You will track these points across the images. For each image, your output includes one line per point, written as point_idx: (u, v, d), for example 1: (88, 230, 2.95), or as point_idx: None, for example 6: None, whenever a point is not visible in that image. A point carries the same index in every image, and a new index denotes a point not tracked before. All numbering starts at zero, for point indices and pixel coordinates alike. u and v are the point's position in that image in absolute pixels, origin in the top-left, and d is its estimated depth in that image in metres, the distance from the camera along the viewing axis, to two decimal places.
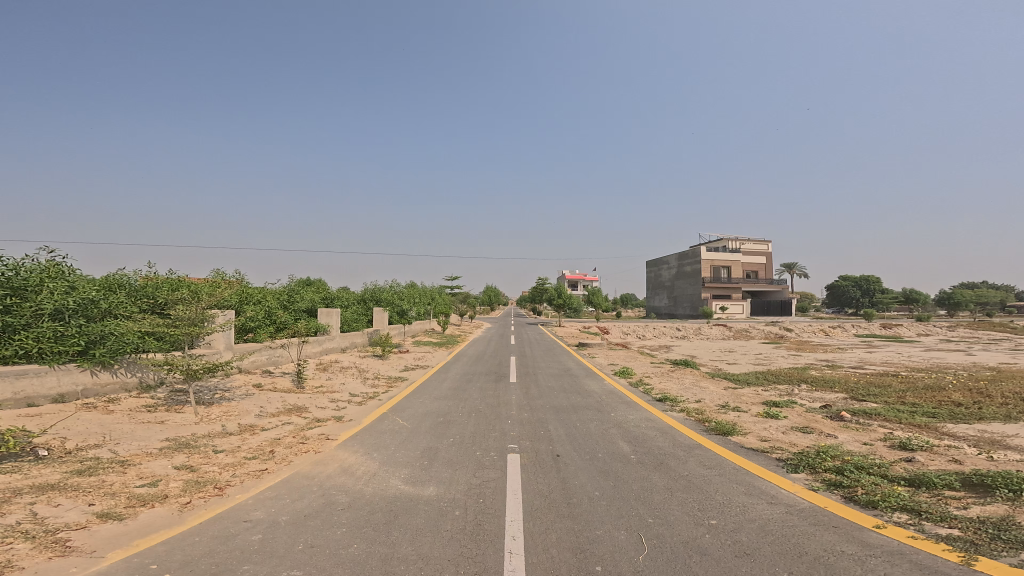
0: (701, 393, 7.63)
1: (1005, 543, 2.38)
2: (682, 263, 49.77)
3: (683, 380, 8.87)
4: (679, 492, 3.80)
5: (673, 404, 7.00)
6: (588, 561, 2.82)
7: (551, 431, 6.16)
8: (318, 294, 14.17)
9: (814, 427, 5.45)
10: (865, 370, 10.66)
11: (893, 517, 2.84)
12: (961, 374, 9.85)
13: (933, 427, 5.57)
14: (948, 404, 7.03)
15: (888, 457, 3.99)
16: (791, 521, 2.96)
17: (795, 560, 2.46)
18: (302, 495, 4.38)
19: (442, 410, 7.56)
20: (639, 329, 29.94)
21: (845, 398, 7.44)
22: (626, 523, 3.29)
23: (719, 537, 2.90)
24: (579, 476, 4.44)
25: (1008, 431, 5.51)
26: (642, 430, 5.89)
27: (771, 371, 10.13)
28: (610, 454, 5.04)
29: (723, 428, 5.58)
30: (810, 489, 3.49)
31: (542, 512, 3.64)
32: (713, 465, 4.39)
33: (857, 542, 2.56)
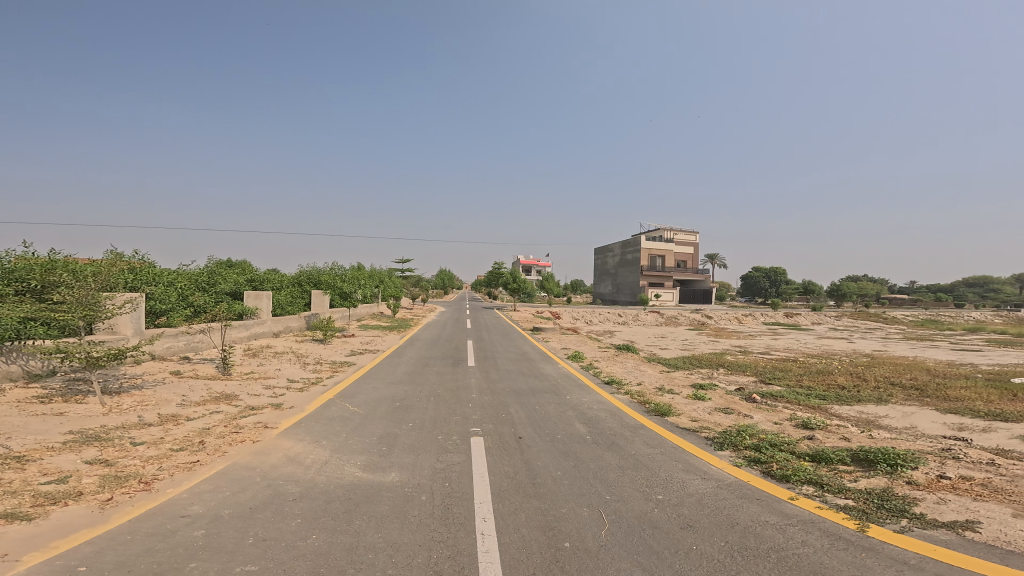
0: (641, 377, 8.31)
1: (887, 512, 3.05)
2: (623, 251, 52.50)
3: (625, 363, 9.60)
4: (630, 470, 4.27)
5: (619, 387, 7.61)
6: (557, 538, 3.14)
7: (511, 414, 6.47)
8: (244, 276, 13.12)
9: (734, 408, 6.27)
10: (771, 355, 12.29)
11: (803, 489, 3.47)
12: (846, 360, 11.73)
13: (825, 409, 6.64)
14: (835, 387, 8.41)
15: (795, 435, 4.75)
16: (722, 495, 3.51)
17: (730, 530, 2.98)
18: (244, 487, 4.19)
19: (394, 395, 7.55)
20: (579, 314, 31.26)
21: (758, 382, 8.51)
22: (587, 501, 3.67)
23: (666, 511, 3.36)
24: (540, 458, 4.77)
25: (879, 412, 6.75)
26: (593, 412, 6.37)
27: (697, 357, 11.24)
28: (567, 435, 5.45)
29: (662, 409, 6.23)
30: (735, 464, 4.10)
31: (510, 494, 3.92)
32: (655, 444, 4.94)
33: (777, 513, 3.14)
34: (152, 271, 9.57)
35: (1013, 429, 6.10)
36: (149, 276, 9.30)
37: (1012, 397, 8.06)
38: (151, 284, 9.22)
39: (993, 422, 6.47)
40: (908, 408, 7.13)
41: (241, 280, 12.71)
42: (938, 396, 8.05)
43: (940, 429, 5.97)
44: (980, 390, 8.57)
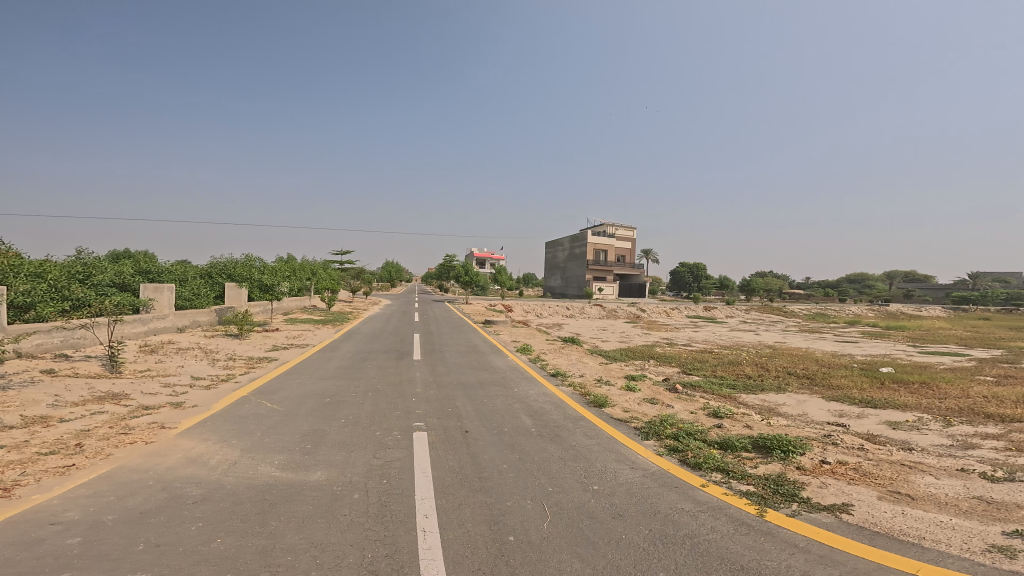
0: (582, 368, 8.68)
1: (780, 497, 3.61)
2: (571, 245, 54.07)
3: (570, 355, 9.96)
4: (571, 460, 4.61)
5: (564, 378, 7.89)
6: (502, 532, 3.26)
7: (459, 407, 6.47)
8: (137, 267, 11.67)
9: (659, 398, 6.82)
10: (692, 346, 13.40)
11: (712, 476, 4.05)
12: (753, 351, 13.15)
13: (734, 398, 7.44)
14: (744, 376, 9.42)
15: (706, 423, 5.51)
16: (647, 483, 3.98)
17: (653, 518, 3.39)
18: (133, 491, 3.76)
19: (323, 391, 7.22)
20: (525, 307, 31.72)
21: (681, 372, 9.24)
22: (531, 493, 3.88)
23: (601, 501, 3.70)
24: (487, 451, 4.86)
25: (777, 400, 7.69)
26: (539, 403, 6.58)
27: (631, 349, 11.92)
28: (514, 428, 5.57)
29: (599, 400, 6.58)
30: (658, 454, 4.66)
31: (455, 488, 3.96)
32: (593, 435, 5.30)
33: (690, 500, 3.63)
34: (12, 261, 8.19)
35: (879, 414, 7.22)
36: (5, 266, 7.95)
37: (879, 385, 9.52)
38: (9, 278, 7.88)
39: (865, 408, 7.59)
40: (801, 395, 8.17)
41: (133, 272, 11.27)
42: (824, 384, 9.28)
43: (825, 417, 6.89)
44: (856, 379, 10.00)
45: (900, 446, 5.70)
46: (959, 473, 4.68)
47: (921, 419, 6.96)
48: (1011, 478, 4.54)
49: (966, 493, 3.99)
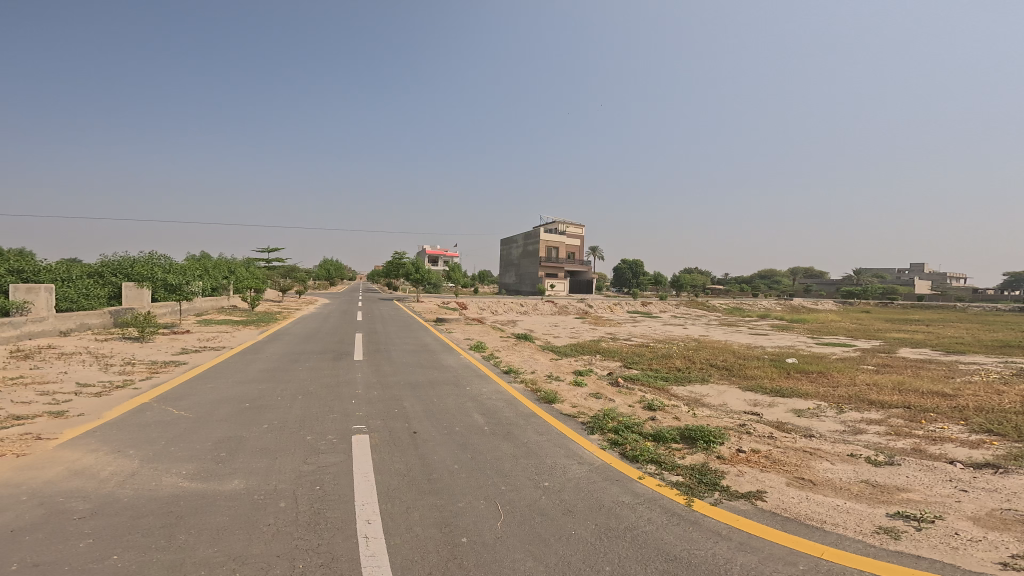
0: (533, 365, 8.82)
1: (704, 485, 4.07)
2: (525, 242, 54.43)
3: (524, 352, 10.08)
4: (522, 458, 4.72)
5: (517, 375, 8.00)
6: (454, 534, 3.29)
7: (406, 407, 6.33)
8: (5, 266, 10.06)
9: (603, 393, 7.18)
10: (630, 340, 14.16)
11: (647, 468, 4.47)
12: (682, 344, 14.19)
13: (667, 390, 8.17)
14: (674, 369, 10.18)
15: (642, 415, 6.07)
16: (593, 478, 4.26)
17: (599, 511, 3.66)
18: (4, 509, 3.31)
19: (243, 395, 6.73)
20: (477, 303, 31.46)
21: (622, 366, 9.75)
22: (484, 493, 3.94)
23: (551, 498, 3.88)
24: (437, 451, 4.83)
25: (702, 392, 8.41)
26: (492, 401, 6.62)
27: (581, 344, 12.35)
28: (466, 427, 5.56)
29: (550, 396, 6.78)
30: (601, 448, 4.98)
31: (402, 492, 3.91)
32: (544, 432, 5.46)
33: (630, 492, 3.97)
34: None
35: (784, 402, 8.17)
36: None
37: (786, 374, 10.71)
38: None
39: (775, 397, 8.49)
40: (721, 386, 9.02)
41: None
42: (740, 374, 10.28)
43: (743, 409, 7.59)
44: (767, 369, 11.14)
45: (803, 433, 6.44)
46: (849, 458, 5.39)
47: (820, 406, 7.93)
48: (890, 461, 5.31)
49: (857, 478, 4.62)
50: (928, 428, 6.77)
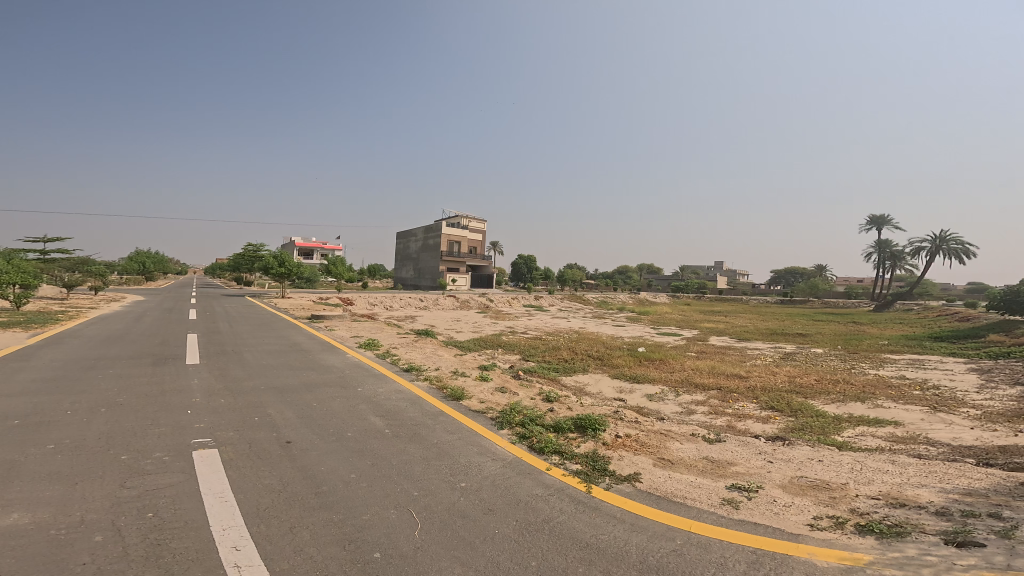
0: (437, 362, 8.45)
1: (599, 473, 4.49)
2: (426, 236, 52.30)
3: (426, 349, 9.64)
4: (434, 459, 4.51)
5: (419, 373, 7.59)
6: (364, 550, 3.01)
7: (272, 415, 5.51)
8: None
9: (509, 386, 7.29)
10: (522, 333, 14.68)
11: (553, 459, 4.75)
12: (566, 336, 15.23)
13: (559, 381, 8.88)
14: (562, 360, 10.88)
15: (542, 407, 6.49)
16: (508, 474, 4.33)
17: (517, 506, 3.75)
18: None
19: (17, 411, 5.12)
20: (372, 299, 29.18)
21: (521, 359, 10.12)
22: (393, 501, 3.68)
23: (470, 499, 3.81)
24: (325, 460, 4.34)
25: (584, 385, 9.17)
26: (391, 402, 6.17)
27: (484, 338, 12.41)
28: (361, 431, 5.10)
29: (457, 393, 6.60)
30: (512, 442, 5.10)
31: (282, 510, 3.42)
32: (454, 430, 5.29)
33: (542, 484, 4.16)
34: None
35: (641, 389, 9.47)
36: None
37: (640, 362, 12.29)
38: None
39: (634, 384, 9.73)
40: (597, 377, 10.00)
41: None
42: (608, 363, 11.49)
43: (613, 398, 8.47)
44: (626, 357, 12.66)
45: (655, 416, 7.59)
46: (691, 437, 6.40)
47: (664, 391, 9.36)
48: (717, 438, 6.44)
49: (699, 454, 5.52)
50: (734, 406, 8.39)
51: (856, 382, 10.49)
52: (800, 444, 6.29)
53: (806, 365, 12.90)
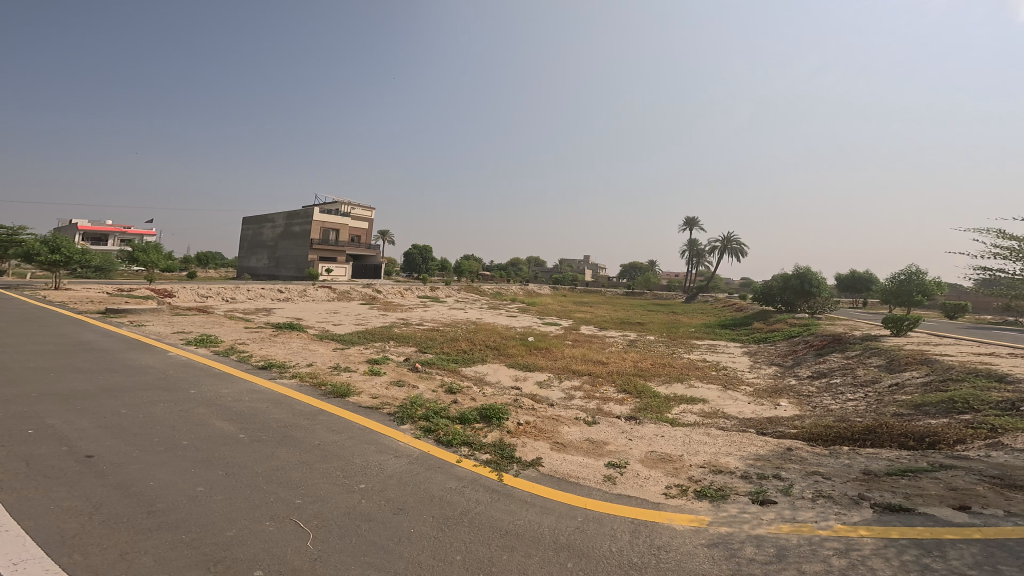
0: (311, 357, 7.43)
1: (509, 461, 4.40)
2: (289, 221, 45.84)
3: (289, 345, 8.25)
4: (317, 463, 3.92)
5: (283, 369, 6.45)
6: (240, 567, 2.49)
7: (55, 426, 4.11)
8: None
9: (405, 380, 6.83)
10: (417, 324, 14.00)
11: (462, 451, 4.52)
12: (463, 327, 14.96)
13: (459, 372, 8.67)
14: (461, 351, 10.67)
15: (445, 400, 6.19)
16: (416, 470, 3.98)
17: (432, 503, 3.44)
18: None
19: None
20: (206, 290, 23.68)
21: (418, 351, 9.61)
22: (269, 512, 3.11)
23: (374, 500, 3.40)
24: (158, 473, 3.47)
25: (485, 375, 9.10)
26: (245, 405, 4.99)
27: (370, 330, 11.49)
28: (203, 436, 4.15)
29: (340, 389, 5.80)
30: (416, 437, 4.72)
31: (101, 534, 2.68)
32: (341, 429, 4.69)
33: (455, 477, 3.92)
34: None
35: (532, 376, 9.77)
36: None
37: (532, 351, 12.66)
38: None
39: (526, 372, 10.03)
40: (496, 366, 10.07)
41: None
42: (506, 353, 11.59)
43: (511, 387, 8.55)
44: (520, 347, 12.92)
45: (546, 402, 7.85)
46: (575, 420, 6.75)
47: (551, 377, 9.85)
48: (593, 420, 6.89)
49: (583, 436, 5.79)
50: (601, 391, 9.05)
51: (677, 364, 12.02)
52: (646, 422, 7.02)
53: (642, 349, 14.59)
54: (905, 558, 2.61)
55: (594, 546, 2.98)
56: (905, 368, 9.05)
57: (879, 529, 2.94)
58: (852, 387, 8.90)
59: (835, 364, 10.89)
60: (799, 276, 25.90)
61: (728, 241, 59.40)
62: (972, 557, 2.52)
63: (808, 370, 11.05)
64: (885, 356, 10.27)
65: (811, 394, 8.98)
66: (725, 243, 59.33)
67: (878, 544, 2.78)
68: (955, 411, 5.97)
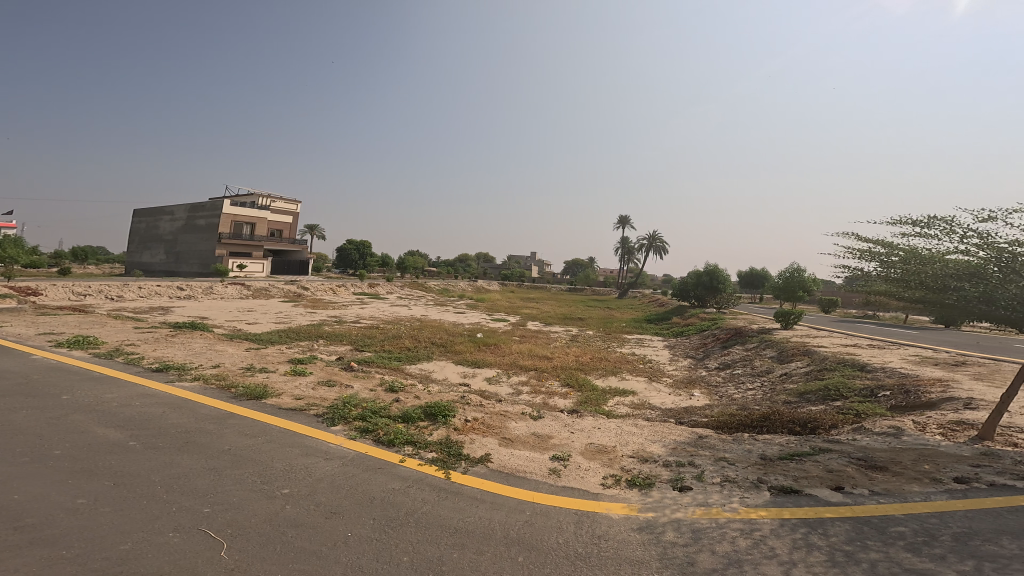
0: (216, 358, 6.96)
1: (455, 458, 4.31)
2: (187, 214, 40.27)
3: (190, 345, 7.70)
4: (227, 469, 3.58)
5: (181, 372, 5.97)
6: None
7: None
8: None
9: (335, 379, 6.55)
10: (358, 323, 13.49)
11: (405, 451, 4.37)
12: (408, 324, 14.58)
13: (402, 370, 8.46)
14: (404, 348, 10.43)
15: (386, 399, 5.99)
16: (351, 472, 3.76)
17: (370, 505, 3.27)
18: None
19: None
20: (85, 284, 20.35)
21: (355, 350, 9.27)
22: (174, 522, 2.83)
23: (299, 505, 3.18)
24: (31, 487, 3.08)
25: (431, 372, 8.96)
26: (134, 410, 4.59)
27: (294, 329, 10.89)
28: (82, 446, 3.71)
29: (255, 390, 5.48)
30: (351, 438, 4.47)
31: None
32: (256, 433, 4.34)
33: (398, 478, 3.76)
34: None
35: (483, 373, 9.72)
36: None
37: (480, 348, 12.59)
38: None
39: (475, 369, 9.96)
40: (444, 363, 9.95)
41: None
42: (454, 350, 11.47)
43: (460, 384, 8.47)
44: (468, 344, 12.81)
45: (495, 399, 7.80)
46: (523, 416, 6.74)
47: (501, 373, 9.84)
48: (539, 415, 6.93)
49: (530, 431, 5.80)
50: (549, 386, 9.13)
51: (614, 358, 12.37)
52: (587, 415, 7.15)
53: (583, 344, 14.87)
54: (796, 534, 2.75)
55: (543, 539, 2.95)
56: (791, 359, 9.83)
57: (775, 509, 3.07)
58: (750, 377, 9.55)
59: (737, 356, 11.65)
60: (709, 274, 27.02)
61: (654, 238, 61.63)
62: (846, 534, 2.66)
63: (716, 362, 11.72)
64: (776, 347, 11.10)
65: (720, 383, 9.51)
66: (652, 242, 62.10)
67: (774, 523, 2.90)
68: (829, 398, 6.57)
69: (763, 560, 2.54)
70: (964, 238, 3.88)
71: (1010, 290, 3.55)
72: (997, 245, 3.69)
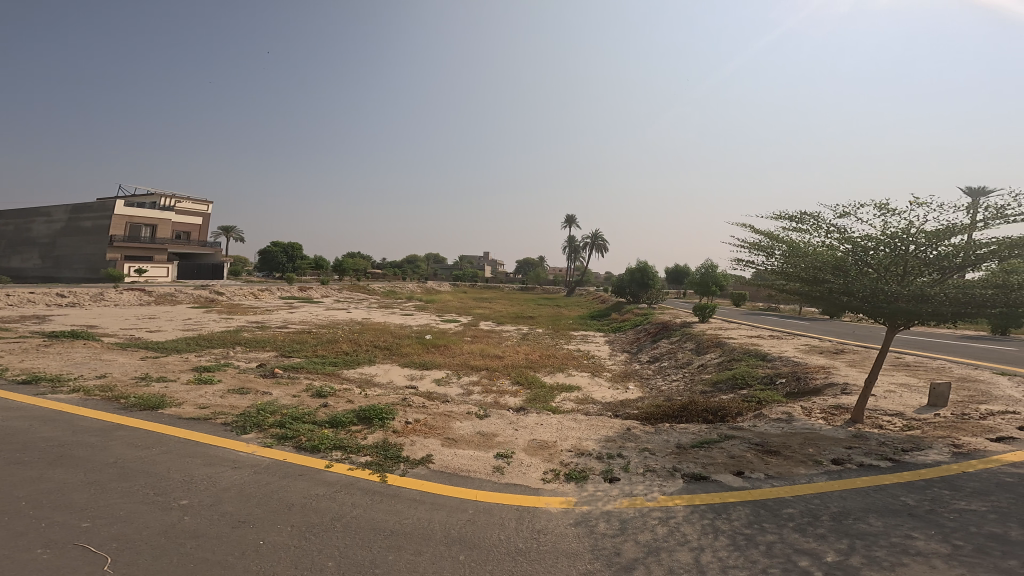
0: (104, 368, 6.35)
1: (391, 460, 4.15)
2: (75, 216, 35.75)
3: (70, 356, 6.96)
4: (113, 482, 3.24)
5: (57, 384, 5.37)
6: None
7: None
8: None
9: (249, 386, 6.15)
10: (288, 329, 12.77)
11: (334, 456, 4.15)
12: (347, 328, 14.03)
13: (337, 374, 8.13)
14: (342, 353, 10.02)
15: (313, 405, 5.69)
16: (264, 479, 3.51)
17: (288, 512, 3.06)
18: None
19: None
20: None
21: (281, 356, 8.79)
22: (42, 538, 2.52)
23: (201, 515, 2.91)
24: None
25: (372, 375, 8.67)
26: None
27: (206, 337, 10.13)
28: None
29: (150, 401, 5.03)
30: (266, 446, 4.19)
31: None
32: (150, 444, 3.97)
33: (321, 483, 3.55)
34: None
35: (431, 374, 9.53)
36: None
37: (427, 349, 12.35)
38: None
39: (422, 370, 9.76)
40: (388, 365, 9.69)
41: None
42: (399, 352, 11.18)
43: (405, 386, 8.26)
44: (415, 346, 12.52)
45: (441, 399, 7.65)
46: (468, 415, 6.64)
47: (450, 374, 9.68)
48: (485, 414, 6.84)
49: (475, 430, 5.70)
50: (499, 385, 9.07)
51: (561, 355, 12.52)
52: (531, 412, 7.14)
53: (533, 342, 14.96)
54: (703, 519, 2.84)
55: (484, 536, 2.87)
56: (706, 350, 10.35)
57: (688, 496, 3.16)
58: (674, 369, 9.95)
59: (663, 349, 12.12)
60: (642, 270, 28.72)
61: (593, 237, 63.25)
62: (747, 517, 2.78)
63: (645, 356, 12.14)
64: (693, 340, 11.66)
65: (650, 376, 9.85)
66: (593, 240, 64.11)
67: (686, 510, 2.98)
68: (738, 386, 6.98)
69: (677, 547, 2.58)
70: (827, 232, 4.19)
71: (861, 282, 3.89)
72: (852, 239, 4.00)
